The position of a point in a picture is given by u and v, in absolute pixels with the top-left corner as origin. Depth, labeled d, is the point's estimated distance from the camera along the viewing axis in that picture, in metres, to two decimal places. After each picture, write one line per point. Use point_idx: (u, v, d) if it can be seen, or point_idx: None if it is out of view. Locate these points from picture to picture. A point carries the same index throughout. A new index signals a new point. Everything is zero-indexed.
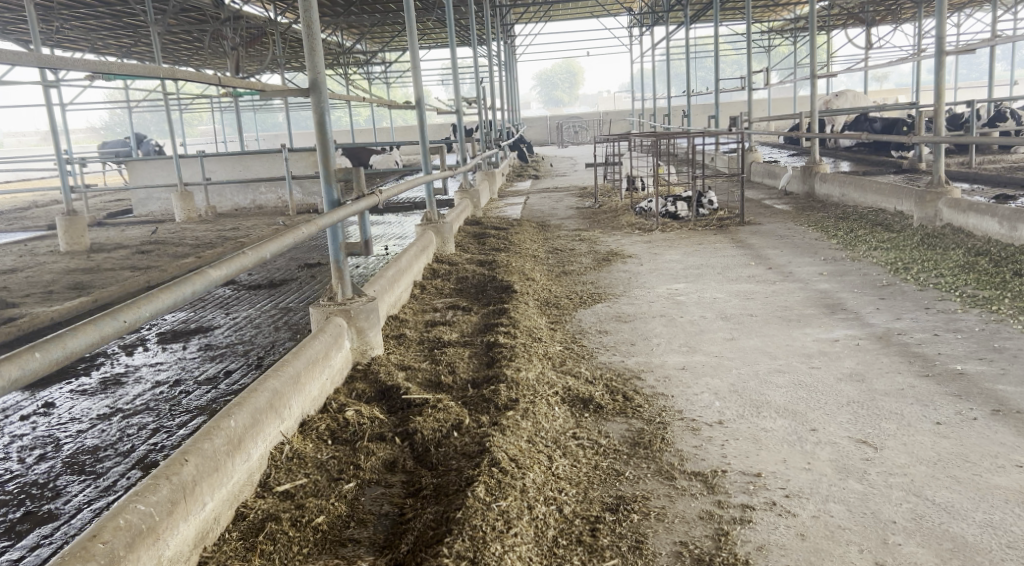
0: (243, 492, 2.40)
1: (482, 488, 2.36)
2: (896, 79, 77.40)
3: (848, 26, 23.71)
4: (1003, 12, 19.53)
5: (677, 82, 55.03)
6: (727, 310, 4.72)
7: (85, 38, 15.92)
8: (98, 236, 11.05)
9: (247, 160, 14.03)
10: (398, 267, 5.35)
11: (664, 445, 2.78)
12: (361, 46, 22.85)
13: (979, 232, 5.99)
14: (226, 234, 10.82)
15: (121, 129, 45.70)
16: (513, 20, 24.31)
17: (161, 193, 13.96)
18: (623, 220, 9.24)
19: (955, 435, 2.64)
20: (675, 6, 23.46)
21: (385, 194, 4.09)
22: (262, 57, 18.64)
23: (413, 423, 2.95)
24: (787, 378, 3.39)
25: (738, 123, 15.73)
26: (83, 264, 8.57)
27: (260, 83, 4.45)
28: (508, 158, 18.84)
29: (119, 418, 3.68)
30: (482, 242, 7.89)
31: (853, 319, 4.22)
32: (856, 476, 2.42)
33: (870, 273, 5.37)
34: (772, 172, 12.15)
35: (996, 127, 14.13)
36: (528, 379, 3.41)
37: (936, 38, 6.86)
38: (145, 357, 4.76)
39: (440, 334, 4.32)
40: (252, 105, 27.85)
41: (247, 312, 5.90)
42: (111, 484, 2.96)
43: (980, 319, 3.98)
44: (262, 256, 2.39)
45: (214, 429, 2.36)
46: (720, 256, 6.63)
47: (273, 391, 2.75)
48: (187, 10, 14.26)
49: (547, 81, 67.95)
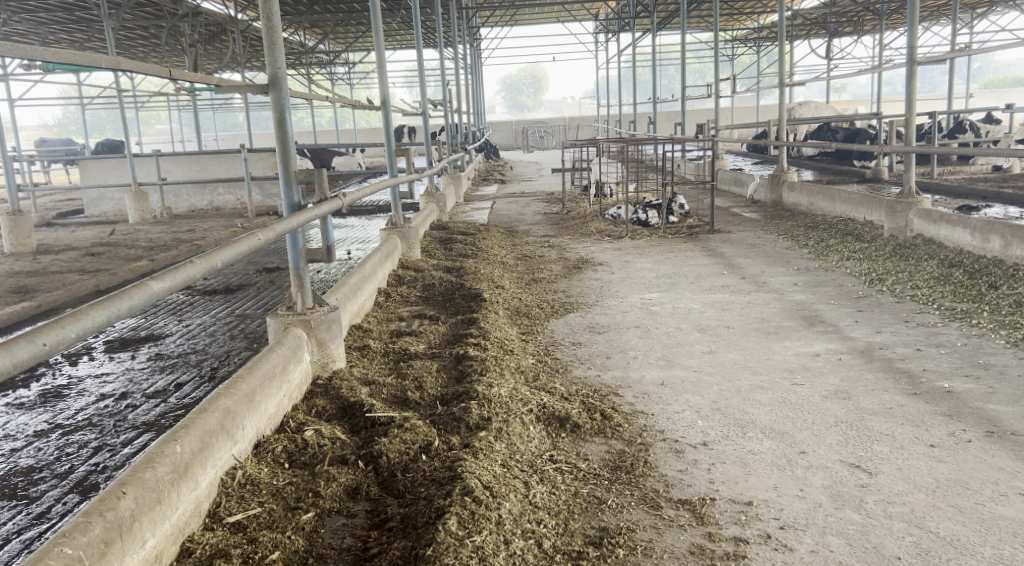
0: (189, 525, 2.14)
1: (455, 521, 2.15)
2: (852, 91, 79.39)
3: (812, 37, 24.07)
4: (961, 26, 19.95)
5: (643, 90, 55.72)
6: (703, 322, 4.59)
7: (34, 31, 15.25)
8: (46, 237, 10.55)
9: (204, 161, 13.60)
10: (362, 274, 5.09)
11: (648, 469, 2.61)
12: (324, 46, 22.45)
13: (951, 243, 5.99)
14: (182, 235, 10.42)
15: (75, 130, 44.33)
16: (480, 23, 24.18)
17: (113, 192, 13.41)
18: (592, 227, 9.12)
19: (951, 459, 2.52)
20: (642, 14, 23.55)
21: (347, 197, 3.85)
22: (222, 54, 18.10)
23: (378, 445, 2.73)
24: (770, 396, 3.25)
25: (705, 131, 15.78)
26: (27, 267, 8.10)
27: (215, 78, 4.14)
28: (474, 161, 18.66)
29: (58, 435, 3.36)
30: (449, 248, 7.68)
31: (833, 332, 4.12)
32: (853, 505, 2.28)
33: (845, 284, 5.30)
34: (738, 179, 12.21)
35: (957, 138, 14.36)
36: (501, 395, 3.21)
37: (907, 48, 6.83)
38: (89, 367, 4.43)
39: (406, 345, 4.10)
40: (212, 105, 27.22)
41: (201, 320, 5.57)
42: (44, 510, 2.64)
43: (961, 332, 3.92)
44: (212, 265, 2.14)
45: (155, 456, 2.09)
46: (690, 265, 6.53)
47: (225, 411, 2.49)
48: (144, 4, 13.78)
49: (514, 86, 67.90)
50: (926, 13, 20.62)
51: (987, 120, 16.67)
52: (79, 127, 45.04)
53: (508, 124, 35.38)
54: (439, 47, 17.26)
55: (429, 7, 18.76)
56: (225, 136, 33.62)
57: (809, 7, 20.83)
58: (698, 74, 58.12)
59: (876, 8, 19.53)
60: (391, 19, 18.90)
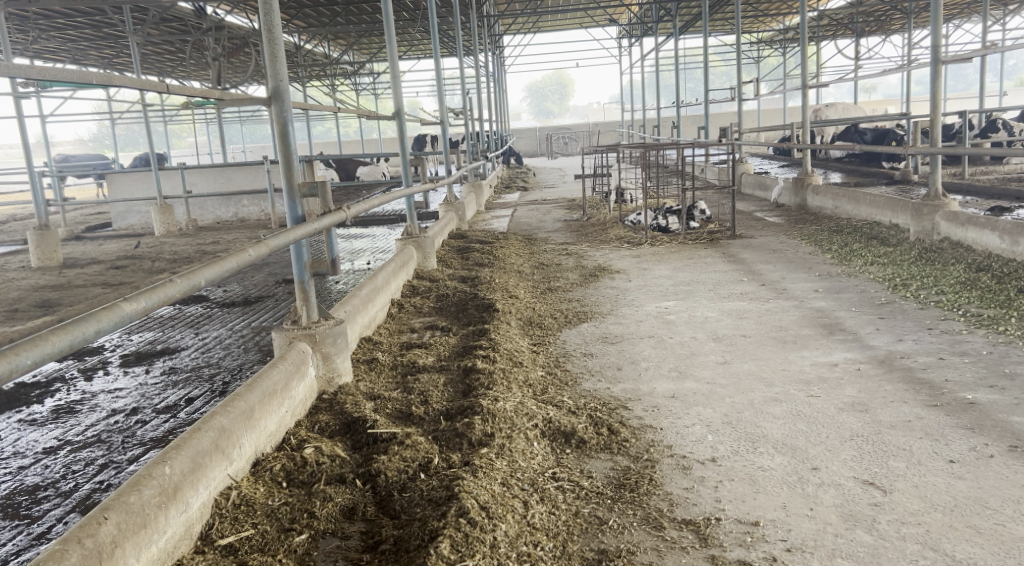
0: (179, 548, 2.11)
1: (447, 544, 2.09)
2: (882, 90, 78.21)
3: (839, 36, 23.70)
4: (993, 22, 19.49)
5: (667, 93, 55.48)
6: (719, 330, 4.49)
7: (65, 49, 15.62)
8: (73, 251, 10.74)
9: (228, 173, 13.77)
10: (374, 284, 5.08)
11: (652, 487, 2.53)
12: (347, 57, 22.68)
13: (979, 246, 5.80)
14: (205, 247, 10.55)
15: (109, 143, 45.42)
16: (502, 31, 24.24)
17: (140, 205, 13.64)
18: (611, 234, 9.03)
19: (971, 475, 2.40)
20: (664, 17, 23.40)
21: (352, 209, 3.82)
22: (245, 67, 18.34)
23: (376, 463, 2.69)
24: (784, 408, 3.14)
25: (729, 134, 15.59)
26: (52, 281, 8.25)
27: (221, 91, 4.13)
28: (496, 169, 18.68)
29: (66, 452, 3.36)
30: (466, 257, 7.64)
31: (853, 340, 4.00)
32: (865, 526, 2.17)
33: (867, 289, 5.16)
34: (762, 183, 12.04)
35: (989, 137, 14.00)
36: (506, 409, 3.14)
37: (931, 46, 6.64)
38: (104, 382, 4.45)
39: (415, 358, 4.06)
40: (239, 118, 27.64)
41: (217, 333, 5.59)
42: (45, 530, 2.63)
43: (987, 340, 3.76)
44: (194, 284, 2.11)
45: (142, 479, 2.05)
46: (709, 271, 6.42)
47: (219, 430, 2.46)
48: (168, 19, 14.03)
49: (538, 93, 67.86)
50: (957, 10, 20.17)
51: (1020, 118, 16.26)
52: (112, 141, 46.06)
53: (532, 130, 35.39)
54: (459, 55, 17.31)
55: (450, 16, 18.82)
56: (251, 147, 34.11)
57: (834, 7, 20.51)
58: (723, 76, 57.76)
59: (903, 6, 19.18)
60: (412, 29, 18.99)
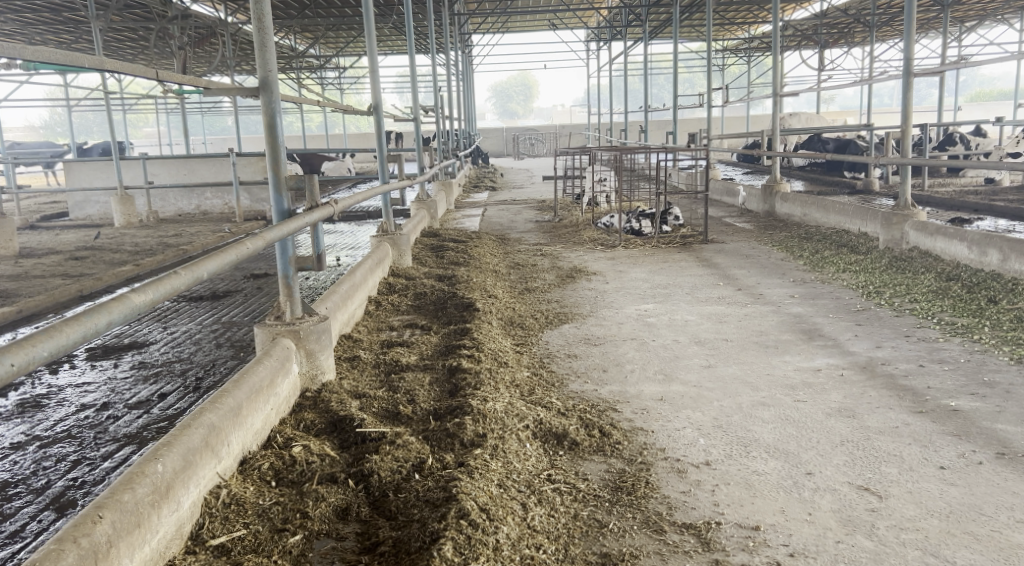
0: (170, 548, 2.02)
1: (450, 547, 2.04)
2: (840, 102, 80.13)
3: (803, 48, 24.14)
4: (952, 39, 20.02)
5: (633, 98, 56.04)
6: (701, 334, 4.51)
7: (21, 32, 15.07)
8: (29, 240, 10.35)
9: (192, 164, 13.43)
10: (352, 282, 4.98)
11: (650, 491, 2.52)
12: (315, 50, 22.36)
13: (947, 256, 5.96)
14: (169, 240, 10.27)
15: (62, 131, 44.03)
16: (472, 29, 24.17)
17: (99, 196, 13.22)
18: (585, 235, 9.06)
19: (963, 482, 2.44)
20: (634, 23, 23.58)
21: (339, 204, 3.73)
22: (210, 57, 17.94)
23: (368, 463, 2.62)
24: (773, 413, 3.17)
25: (697, 139, 15.74)
26: (8, 270, 7.92)
27: (202, 80, 4.00)
28: (465, 167, 18.60)
29: (35, 448, 3.21)
30: (441, 256, 7.57)
31: (833, 346, 4.06)
32: (865, 531, 2.19)
33: (842, 296, 5.25)
34: (730, 189, 12.21)
35: (947, 150, 14.40)
36: (496, 410, 3.09)
37: (903, 59, 6.77)
38: (70, 376, 4.27)
39: (397, 356, 3.99)
40: (200, 108, 27.03)
41: (187, 327, 5.42)
42: (18, 529, 2.49)
43: (964, 347, 3.86)
44: (197, 276, 2.03)
45: (135, 476, 1.96)
46: (685, 275, 6.47)
47: (209, 427, 2.37)
48: (132, 6, 13.64)
49: (504, 93, 67.93)
50: (917, 25, 20.70)
51: (975, 132, 16.78)
52: (65, 129, 44.65)
53: (499, 131, 35.38)
54: (430, 52, 17.14)
55: (421, 13, 18.65)
56: (213, 140, 33.41)
57: (800, 18, 20.88)
58: (688, 82, 58.48)
59: (866, 19, 19.62)
60: (382, 25, 18.79)
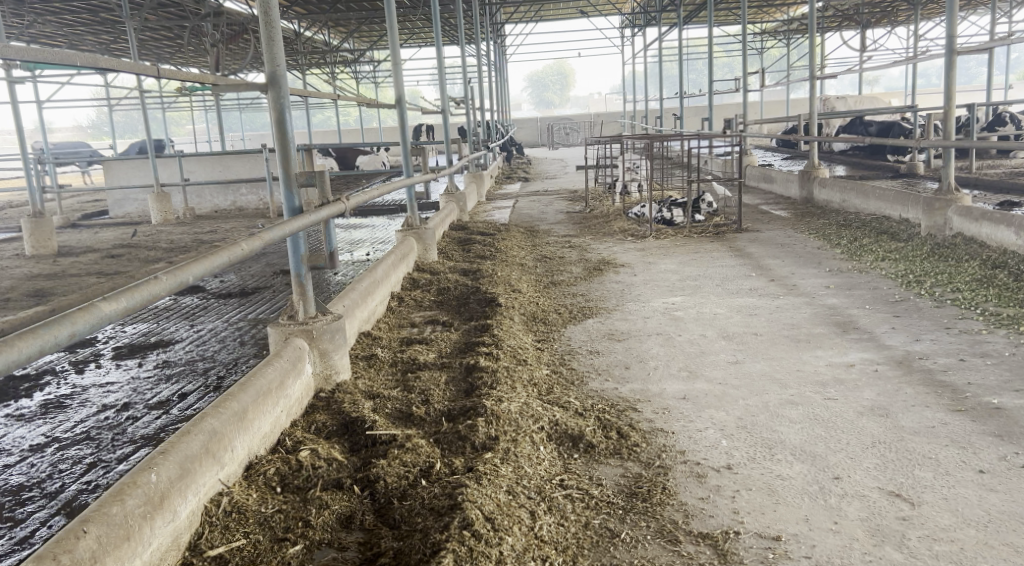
0: (165, 560, 1.98)
1: (450, 560, 1.96)
2: (884, 83, 77.84)
3: (845, 28, 23.39)
4: (1002, 15, 19.16)
5: (670, 84, 55.24)
6: (729, 328, 4.34)
7: (62, 33, 15.43)
8: (69, 238, 10.60)
9: (227, 161, 13.60)
10: (373, 278, 4.93)
11: (666, 497, 2.40)
12: (347, 44, 22.50)
13: (994, 242, 5.66)
14: (202, 236, 10.40)
15: (108, 130, 45.22)
16: (503, 19, 24.00)
17: (137, 194, 13.48)
18: (615, 226, 8.89)
19: (1004, 488, 2.28)
20: (668, 7, 23.13)
21: (351, 199, 3.68)
22: (244, 54, 18.13)
23: (375, 468, 2.56)
24: (801, 412, 3.02)
25: (733, 125, 15.36)
26: (46, 269, 8.09)
27: (213, 77, 3.96)
28: (496, 159, 18.49)
29: (53, 450, 3.23)
30: (467, 249, 7.50)
31: (868, 339, 3.87)
32: (894, 542, 2.05)
33: (880, 286, 5.01)
34: (766, 175, 11.89)
35: (998, 131, 13.80)
36: (510, 410, 3.00)
37: (946, 35, 6.43)
38: (95, 376, 4.31)
39: (415, 354, 3.92)
40: (237, 104, 27.44)
41: (212, 325, 5.44)
42: (27, 534, 2.49)
43: (1009, 340, 3.63)
44: (181, 281, 1.99)
45: (128, 486, 1.93)
46: (717, 266, 6.28)
47: (210, 433, 2.33)
48: (166, 5, 13.82)
49: (538, 83, 67.72)
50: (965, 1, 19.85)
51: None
52: (110, 128, 45.85)
53: (533, 121, 35.19)
54: (460, 44, 17.05)
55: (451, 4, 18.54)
56: (251, 135, 33.91)
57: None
58: (725, 67, 57.32)
59: None
60: (413, 16, 18.75)
